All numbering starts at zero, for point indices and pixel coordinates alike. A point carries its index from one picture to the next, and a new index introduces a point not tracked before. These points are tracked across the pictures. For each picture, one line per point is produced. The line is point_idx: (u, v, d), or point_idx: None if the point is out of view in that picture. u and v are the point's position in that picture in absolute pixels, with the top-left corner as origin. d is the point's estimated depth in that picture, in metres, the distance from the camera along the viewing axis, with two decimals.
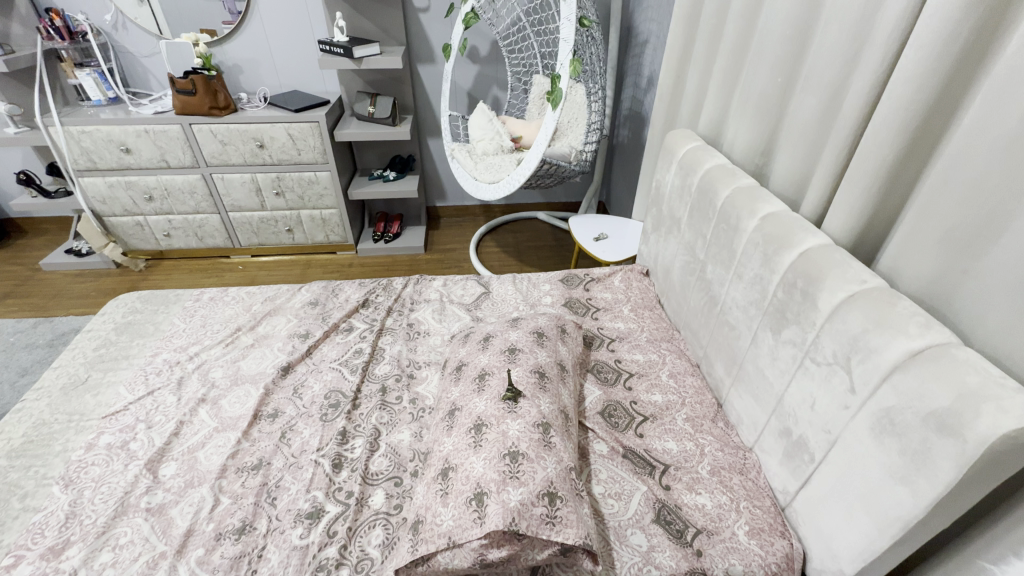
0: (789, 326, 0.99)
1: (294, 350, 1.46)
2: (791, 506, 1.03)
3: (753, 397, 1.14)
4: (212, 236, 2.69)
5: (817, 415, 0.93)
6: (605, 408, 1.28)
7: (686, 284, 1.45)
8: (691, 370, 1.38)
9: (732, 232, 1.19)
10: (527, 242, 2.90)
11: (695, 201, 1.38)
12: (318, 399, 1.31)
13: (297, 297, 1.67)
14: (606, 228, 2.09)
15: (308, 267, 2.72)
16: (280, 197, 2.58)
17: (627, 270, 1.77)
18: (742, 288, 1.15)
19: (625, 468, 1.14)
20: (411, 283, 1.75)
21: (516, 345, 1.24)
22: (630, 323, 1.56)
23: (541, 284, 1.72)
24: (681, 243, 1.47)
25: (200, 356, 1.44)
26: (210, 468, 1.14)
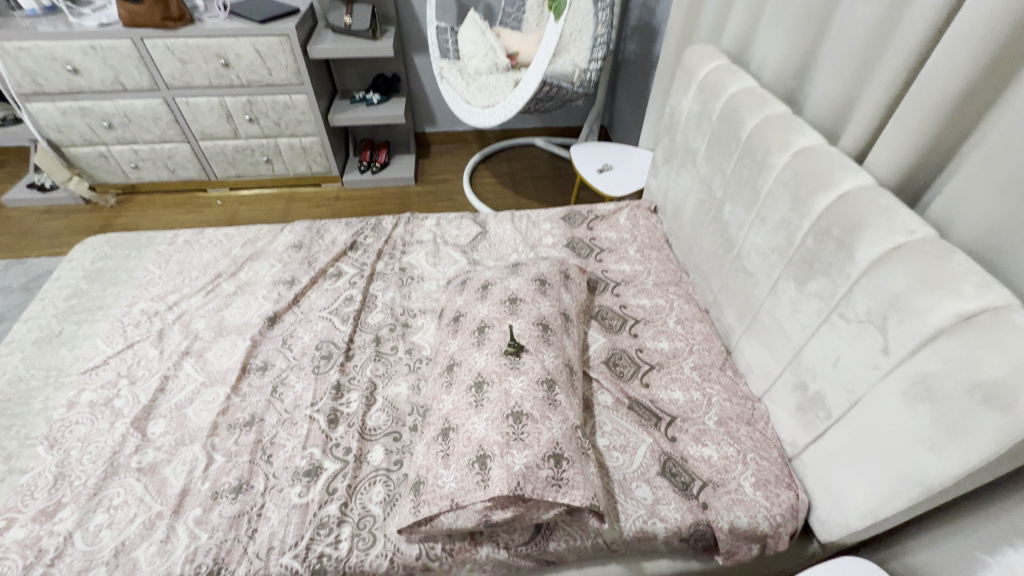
0: (817, 278, 0.91)
1: (279, 299, 1.37)
2: (799, 457, 1.01)
3: (766, 347, 1.09)
4: (185, 167, 2.49)
5: (839, 373, 0.87)
6: (610, 357, 1.23)
7: (698, 225, 1.35)
8: (699, 316, 1.32)
9: (756, 169, 1.07)
10: (524, 172, 2.73)
11: (715, 131, 1.24)
12: (309, 350, 1.25)
13: (280, 240, 1.56)
14: (611, 158, 1.93)
15: (292, 201, 2.56)
16: (254, 124, 2.36)
17: (634, 205, 1.65)
18: (764, 233, 1.05)
19: (630, 420, 1.11)
20: (402, 223, 1.63)
21: (518, 295, 1.15)
22: (636, 265, 1.47)
23: (542, 223, 1.61)
24: (696, 179, 1.35)
25: (180, 306, 1.35)
26: (201, 425, 1.10)
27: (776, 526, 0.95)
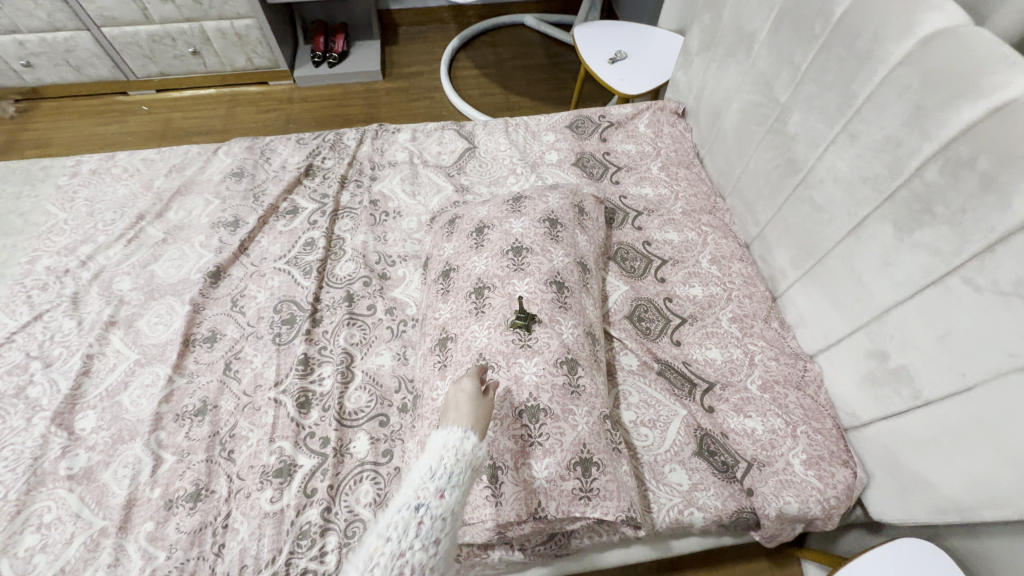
0: (934, 226, 0.67)
1: (222, 247, 1.10)
2: (859, 431, 0.86)
3: (831, 301, 0.88)
4: (92, 64, 2.01)
5: (947, 351, 0.68)
6: (633, 310, 1.02)
7: (747, 137, 1.06)
8: (739, 254, 1.09)
9: (854, 63, 0.77)
10: (512, 61, 2.28)
11: (788, 5, 0.90)
12: (265, 313, 1.02)
13: (215, 166, 1.24)
14: (624, 43, 1.54)
15: (235, 104, 2.13)
16: (167, 2, 1.84)
17: (656, 107, 1.33)
18: (853, 156, 0.78)
19: (661, 389, 0.93)
20: (369, 139, 1.30)
21: (523, 243, 0.90)
22: (661, 187, 1.20)
23: (544, 135, 1.30)
24: (749, 75, 1.03)
25: (96, 260, 1.08)
26: (141, 417, 0.90)
27: (829, 510, 0.82)
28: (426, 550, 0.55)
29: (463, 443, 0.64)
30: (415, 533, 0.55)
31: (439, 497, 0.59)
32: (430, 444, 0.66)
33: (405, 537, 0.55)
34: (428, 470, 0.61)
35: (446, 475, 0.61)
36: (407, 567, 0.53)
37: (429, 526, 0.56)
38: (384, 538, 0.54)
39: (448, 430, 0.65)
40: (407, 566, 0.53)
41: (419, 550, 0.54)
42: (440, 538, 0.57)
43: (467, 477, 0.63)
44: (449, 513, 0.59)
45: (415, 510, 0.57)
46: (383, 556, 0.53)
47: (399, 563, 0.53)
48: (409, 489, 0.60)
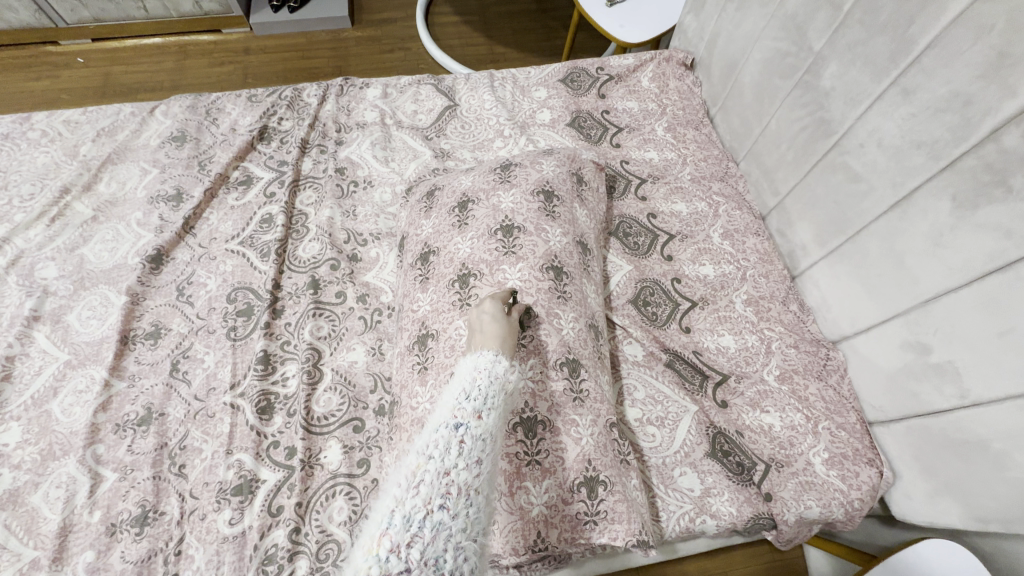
0: (1008, 201, 0.56)
1: (163, 225, 0.95)
2: (886, 427, 0.78)
3: (863, 283, 0.78)
4: (11, 7, 1.74)
5: (1011, 348, 0.58)
6: (638, 293, 0.91)
7: (768, 92, 0.93)
8: (755, 227, 0.97)
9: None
10: (496, 6, 2.05)
11: None
12: (218, 303, 0.88)
13: (152, 130, 1.06)
14: None
15: (184, 56, 1.89)
16: None
17: (661, 58, 1.17)
18: (906, 114, 0.66)
19: (669, 382, 0.83)
20: (332, 95, 1.13)
21: (514, 221, 0.77)
22: (666, 151, 1.07)
23: (533, 91, 1.14)
24: (775, 18, 0.88)
25: (13, 243, 0.92)
26: (75, 429, 0.77)
27: (852, 513, 0.75)
28: (472, 470, 0.46)
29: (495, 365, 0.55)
30: (459, 450, 0.47)
31: (478, 417, 0.49)
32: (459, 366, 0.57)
33: (449, 454, 0.46)
34: (461, 391, 0.52)
35: (483, 395, 0.52)
36: (453, 487, 0.45)
37: (472, 445, 0.48)
38: (426, 455, 0.47)
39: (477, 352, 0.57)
40: (453, 485, 0.45)
41: (465, 470, 0.46)
42: (485, 459, 0.48)
43: (504, 400, 0.54)
44: (491, 434, 0.50)
45: (456, 427, 0.48)
46: (427, 475, 0.45)
47: (445, 481, 0.45)
48: (445, 407, 0.51)
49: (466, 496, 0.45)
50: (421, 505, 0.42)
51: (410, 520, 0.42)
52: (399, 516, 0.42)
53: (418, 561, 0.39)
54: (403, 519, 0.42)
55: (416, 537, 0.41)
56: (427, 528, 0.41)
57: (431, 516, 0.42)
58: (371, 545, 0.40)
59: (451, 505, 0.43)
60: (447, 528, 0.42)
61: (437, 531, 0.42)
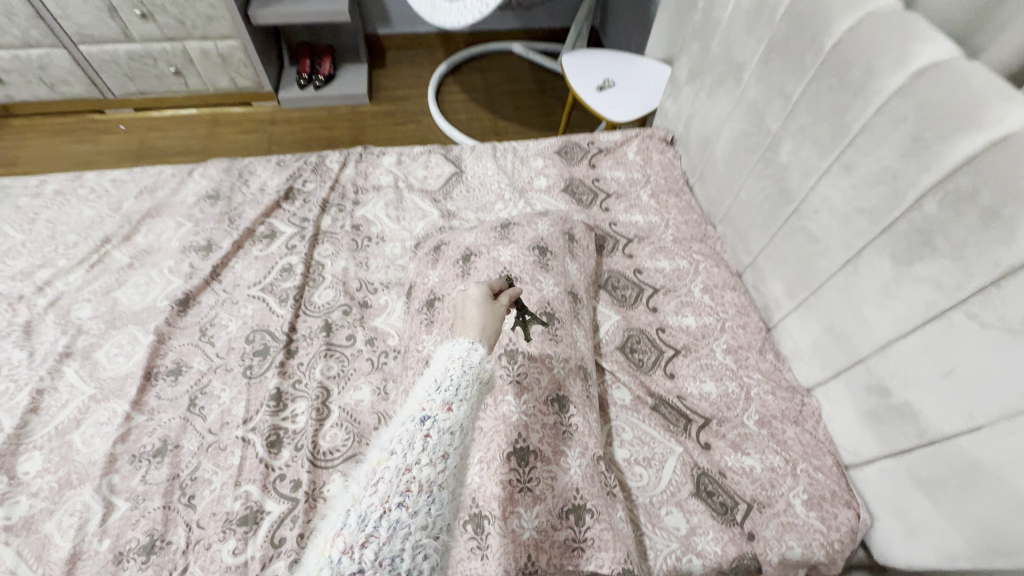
0: (935, 259, 0.65)
1: (193, 273, 1.04)
2: (861, 469, 0.83)
3: (829, 333, 0.86)
4: (67, 82, 1.95)
5: (954, 389, 0.65)
6: (625, 341, 0.98)
7: (738, 166, 1.05)
8: (732, 283, 1.06)
9: (847, 94, 0.76)
10: (500, 87, 2.28)
11: (778, 35, 0.90)
12: (236, 344, 0.96)
13: (189, 188, 1.19)
14: (612, 71, 1.55)
15: (216, 125, 2.08)
16: (150, 22, 1.81)
17: (645, 134, 1.32)
18: (848, 186, 0.77)
19: (655, 425, 0.89)
20: (352, 162, 1.27)
21: (511, 272, 0.87)
22: (651, 214, 1.19)
23: (532, 160, 1.28)
24: (739, 105, 1.03)
25: (54, 286, 1.01)
26: (93, 459, 0.82)
27: (834, 555, 0.78)
28: (434, 467, 0.49)
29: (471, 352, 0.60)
30: (421, 448, 0.50)
31: (446, 411, 0.53)
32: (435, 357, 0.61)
33: (412, 453, 0.49)
34: (433, 385, 0.56)
35: (453, 389, 0.55)
36: (413, 486, 0.47)
37: (436, 442, 0.51)
38: (388, 452, 0.49)
39: (454, 342, 0.62)
40: (413, 484, 0.47)
41: (427, 467, 0.49)
42: (449, 455, 0.51)
43: (473, 392, 0.57)
44: (458, 428, 0.53)
45: (421, 423, 0.51)
46: (388, 471, 0.47)
47: (405, 480, 0.47)
48: (414, 403, 0.55)
49: (426, 494, 0.47)
50: (378, 505, 0.45)
51: (366, 520, 0.44)
52: (355, 515, 0.44)
53: (372, 561, 0.41)
54: (358, 519, 0.44)
55: (371, 537, 0.43)
56: (383, 528, 0.44)
57: (388, 516, 0.45)
58: (327, 545, 0.43)
59: (409, 504, 0.46)
60: (403, 527, 0.45)
61: (394, 530, 0.44)
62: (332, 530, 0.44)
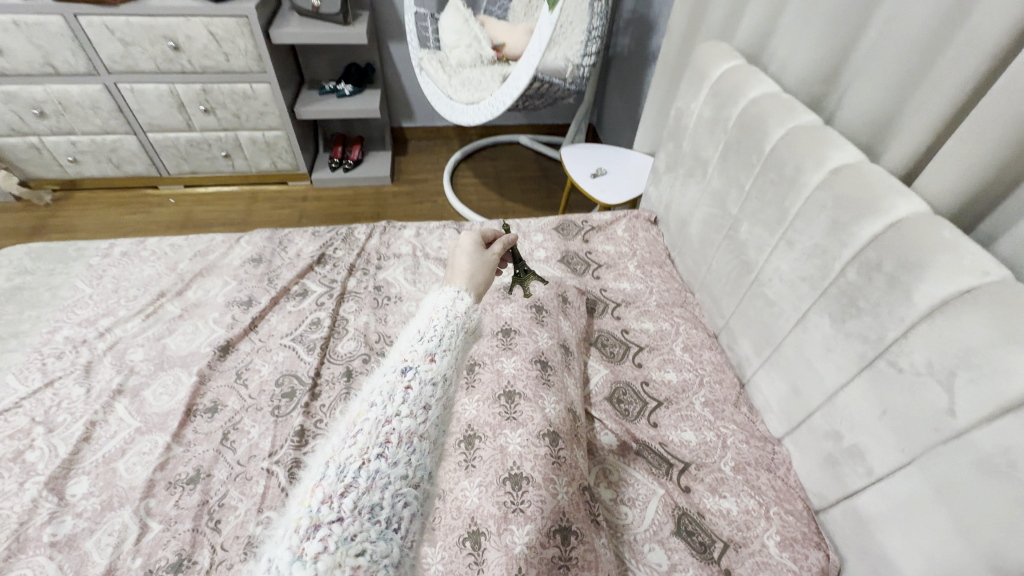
0: (859, 317, 0.79)
1: (234, 324, 1.19)
2: (828, 512, 0.90)
3: (791, 386, 0.97)
4: (131, 162, 2.24)
5: (887, 429, 0.75)
6: (613, 392, 1.10)
7: (709, 242, 1.23)
8: (709, 343, 1.19)
9: (784, 186, 0.95)
10: (508, 172, 2.57)
11: (731, 140, 1.11)
12: (267, 386, 1.08)
13: (236, 252, 1.37)
14: (604, 162, 1.79)
15: (254, 200, 2.34)
16: (210, 115, 2.12)
17: (632, 215, 1.52)
18: (792, 259, 0.93)
19: (640, 468, 0.98)
20: (377, 233, 1.46)
21: (512, 325, 1.01)
22: (637, 282, 1.34)
23: (533, 235, 1.46)
24: (706, 193, 1.22)
25: (113, 332, 1.16)
26: (134, 484, 0.92)
27: None
28: (415, 418, 0.49)
29: (458, 302, 0.63)
30: (402, 400, 0.50)
31: (428, 361, 0.54)
32: (421, 311, 0.63)
33: (391, 405, 0.49)
34: (416, 336, 0.57)
35: (435, 339, 0.56)
36: (394, 437, 0.47)
37: (418, 393, 0.51)
38: (368, 404, 0.50)
39: (440, 293, 0.65)
40: (393, 433, 0.47)
41: (407, 419, 0.49)
42: (431, 406, 0.51)
43: (456, 344, 0.58)
44: (441, 378, 0.53)
45: (401, 374, 0.52)
46: (367, 422, 0.48)
47: (385, 431, 0.47)
48: (396, 356, 0.55)
49: (407, 444, 0.47)
50: (357, 456, 0.45)
51: (343, 471, 0.44)
52: (334, 467, 0.45)
53: (351, 509, 0.42)
54: (337, 470, 0.44)
55: (350, 487, 0.43)
56: (362, 478, 0.44)
57: (367, 466, 0.45)
58: (306, 497, 0.43)
59: (388, 456, 0.46)
60: (382, 478, 0.45)
61: (373, 481, 0.44)
62: (311, 483, 0.44)
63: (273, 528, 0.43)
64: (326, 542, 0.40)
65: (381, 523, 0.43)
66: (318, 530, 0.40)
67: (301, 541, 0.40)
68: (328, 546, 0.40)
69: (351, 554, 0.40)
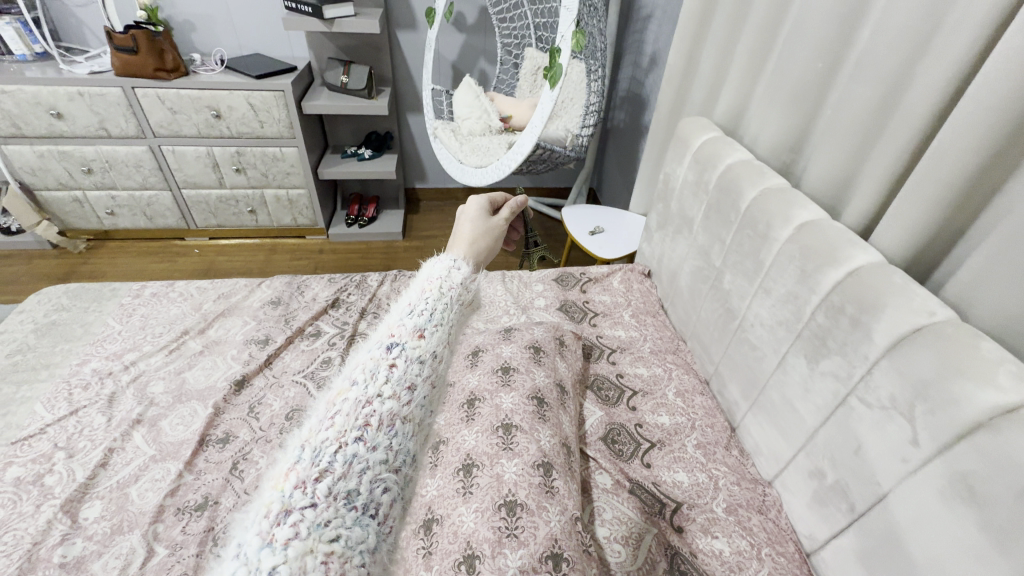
0: (830, 356, 0.86)
1: (250, 360, 1.27)
2: (819, 554, 0.91)
3: (776, 427, 1.02)
4: (164, 215, 2.41)
5: (862, 463, 0.80)
6: (607, 433, 1.14)
7: (697, 293, 1.32)
8: (700, 388, 1.25)
9: (758, 241, 1.05)
10: None
11: (712, 201, 1.24)
12: (277, 419, 1.13)
13: (257, 295, 1.47)
14: (602, 221, 1.92)
15: (273, 252, 2.48)
16: (241, 174, 2.31)
17: (627, 269, 1.62)
18: (770, 306, 1.02)
19: (632, 506, 1.00)
20: (389, 280, 1.56)
21: (511, 363, 1.08)
22: (632, 330, 1.42)
23: (534, 285, 1.56)
24: (693, 248, 1.33)
25: (137, 366, 1.23)
26: (145, 509, 0.96)
27: None
28: (396, 401, 0.52)
29: (454, 272, 0.67)
30: (385, 380, 0.53)
31: (416, 339, 0.57)
32: (415, 280, 0.66)
33: (373, 385, 0.52)
34: (406, 310, 0.59)
35: (426, 316, 0.59)
36: (373, 419, 0.50)
37: (402, 371, 0.54)
38: (350, 383, 0.52)
39: (438, 260, 0.69)
40: (373, 416, 0.50)
41: (388, 401, 0.52)
42: (414, 386, 0.54)
43: (446, 322, 0.61)
44: (427, 356, 0.57)
45: (386, 351, 0.55)
46: (348, 401, 0.51)
47: (365, 413, 0.50)
48: (385, 329, 0.58)
49: (386, 428, 0.50)
50: (334, 440, 0.48)
51: (320, 455, 0.47)
52: (309, 450, 0.47)
53: (324, 495, 0.45)
54: (313, 453, 0.47)
55: (325, 472, 0.46)
56: (338, 463, 0.47)
57: (344, 451, 0.48)
58: (280, 481, 0.46)
59: (366, 439, 0.49)
60: (359, 462, 0.48)
61: (350, 465, 0.47)
62: (286, 466, 0.47)
63: (247, 508, 0.46)
64: (297, 527, 0.42)
65: (356, 509, 0.46)
66: (289, 516, 0.43)
67: (271, 527, 0.42)
68: (300, 530, 0.42)
69: (324, 539, 0.43)
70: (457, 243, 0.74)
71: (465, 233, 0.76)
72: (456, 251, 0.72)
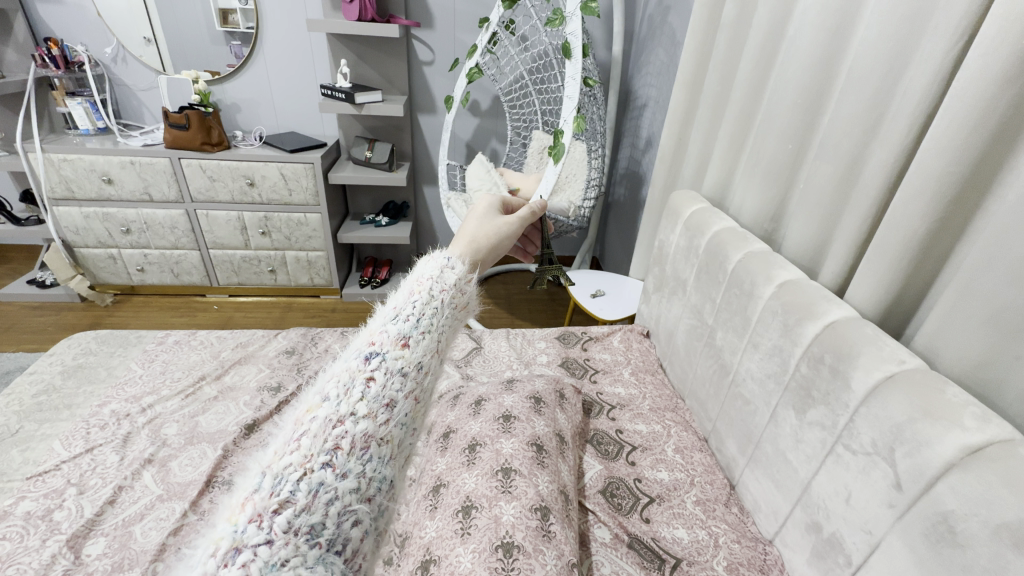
0: (816, 406, 0.90)
1: (261, 406, 1.32)
2: None
3: (771, 480, 1.03)
4: (190, 273, 2.56)
5: (853, 512, 0.81)
6: (606, 486, 1.14)
7: (693, 350, 1.37)
8: (699, 445, 1.26)
9: (744, 298, 1.14)
10: (519, 294, 2.81)
11: (703, 263, 1.33)
12: None
13: (273, 344, 1.55)
14: (603, 285, 2.02)
15: (287, 309, 2.59)
16: (266, 237, 2.48)
17: (627, 330, 1.69)
18: (759, 360, 1.08)
19: (631, 561, 0.98)
20: None
21: (512, 412, 1.12)
22: (631, 387, 1.45)
23: (537, 342, 1.63)
24: (687, 308, 1.41)
25: (154, 408, 1.28)
26: (146, 547, 0.97)
27: None
28: (371, 420, 0.51)
29: (446, 271, 0.69)
30: (360, 397, 0.52)
31: (400, 347, 0.57)
32: (405, 280, 0.68)
33: (345, 403, 0.51)
34: (391, 316, 0.60)
35: (411, 323, 0.60)
36: (344, 442, 0.49)
37: (380, 387, 0.53)
38: (321, 401, 0.51)
39: (431, 259, 0.71)
40: (345, 438, 0.49)
41: (363, 420, 0.51)
42: (394, 403, 0.54)
43: (433, 328, 0.62)
44: (409, 368, 0.57)
45: (365, 363, 0.54)
46: (317, 420, 0.49)
47: (334, 434, 0.49)
48: (366, 336, 0.58)
49: (359, 452, 0.49)
50: (299, 466, 0.46)
51: (281, 483, 0.45)
52: (270, 478, 0.45)
53: (281, 531, 0.43)
54: (274, 481, 0.45)
55: (286, 503, 0.44)
56: (301, 493, 0.45)
57: (309, 478, 0.46)
58: (235, 513, 0.44)
59: (336, 465, 0.48)
60: (325, 491, 0.46)
61: (315, 495, 0.46)
62: (243, 496, 0.45)
63: (195, 548, 0.43)
64: (246, 568, 0.40)
65: (320, 546, 0.45)
66: (239, 556, 0.40)
67: (217, 567, 0.39)
68: (249, 571, 0.40)
69: None
70: (457, 242, 0.77)
71: (467, 231, 0.80)
72: (455, 250, 0.74)
